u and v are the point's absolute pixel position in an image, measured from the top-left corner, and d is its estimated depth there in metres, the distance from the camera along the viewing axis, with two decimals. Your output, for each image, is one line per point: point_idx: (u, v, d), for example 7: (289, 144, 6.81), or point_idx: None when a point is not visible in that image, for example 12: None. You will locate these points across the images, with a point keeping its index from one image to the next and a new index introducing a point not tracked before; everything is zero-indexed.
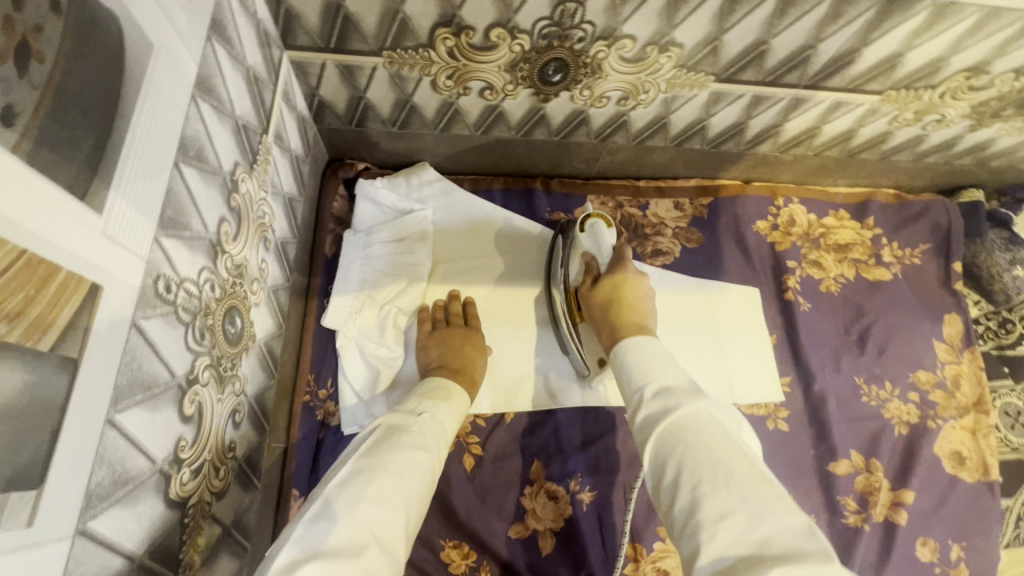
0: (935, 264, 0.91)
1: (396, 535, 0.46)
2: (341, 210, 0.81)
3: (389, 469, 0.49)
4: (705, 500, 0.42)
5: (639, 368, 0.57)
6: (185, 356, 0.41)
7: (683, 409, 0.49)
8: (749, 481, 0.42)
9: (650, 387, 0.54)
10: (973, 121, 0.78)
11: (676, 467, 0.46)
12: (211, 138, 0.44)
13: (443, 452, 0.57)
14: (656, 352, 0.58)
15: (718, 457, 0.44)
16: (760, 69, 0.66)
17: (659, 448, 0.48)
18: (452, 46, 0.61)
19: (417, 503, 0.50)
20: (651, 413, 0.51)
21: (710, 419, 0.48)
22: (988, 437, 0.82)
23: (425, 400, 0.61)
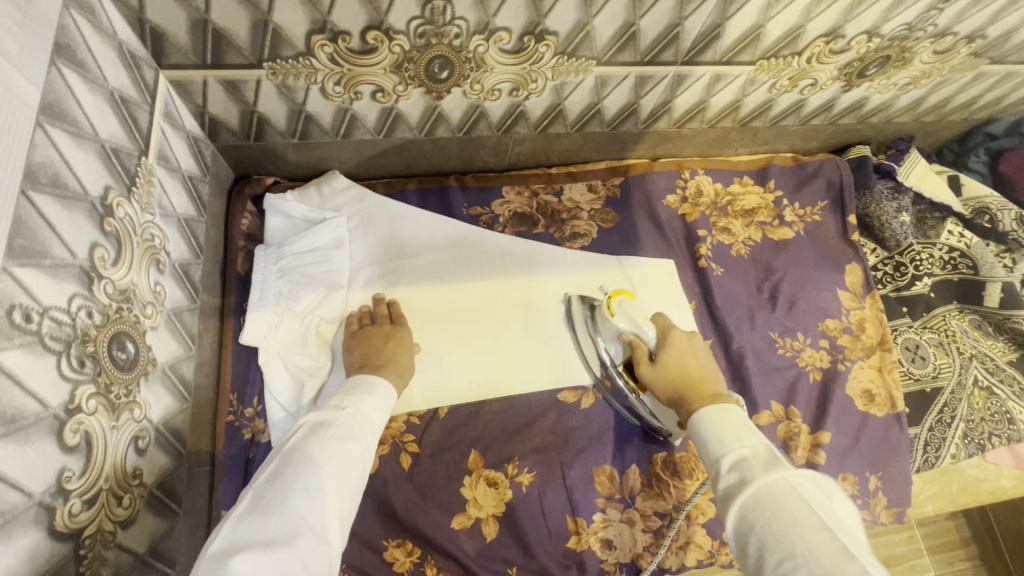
0: (833, 219, 0.97)
1: (330, 520, 0.49)
2: (251, 226, 0.80)
3: (317, 462, 0.51)
4: (789, 574, 0.44)
5: (720, 436, 0.56)
6: (60, 385, 0.40)
7: (760, 481, 0.50)
8: (836, 560, 0.43)
9: (727, 460, 0.54)
10: (843, 82, 0.84)
11: (758, 540, 0.47)
12: (69, 162, 0.44)
13: (373, 443, 0.59)
14: (738, 420, 0.58)
15: (798, 532, 0.45)
16: (636, 50, 0.69)
17: (742, 520, 0.49)
18: (332, 52, 0.62)
19: (350, 491, 0.53)
20: (731, 483, 0.52)
21: (791, 495, 0.48)
22: (893, 372, 0.88)
23: (349, 395, 0.61)
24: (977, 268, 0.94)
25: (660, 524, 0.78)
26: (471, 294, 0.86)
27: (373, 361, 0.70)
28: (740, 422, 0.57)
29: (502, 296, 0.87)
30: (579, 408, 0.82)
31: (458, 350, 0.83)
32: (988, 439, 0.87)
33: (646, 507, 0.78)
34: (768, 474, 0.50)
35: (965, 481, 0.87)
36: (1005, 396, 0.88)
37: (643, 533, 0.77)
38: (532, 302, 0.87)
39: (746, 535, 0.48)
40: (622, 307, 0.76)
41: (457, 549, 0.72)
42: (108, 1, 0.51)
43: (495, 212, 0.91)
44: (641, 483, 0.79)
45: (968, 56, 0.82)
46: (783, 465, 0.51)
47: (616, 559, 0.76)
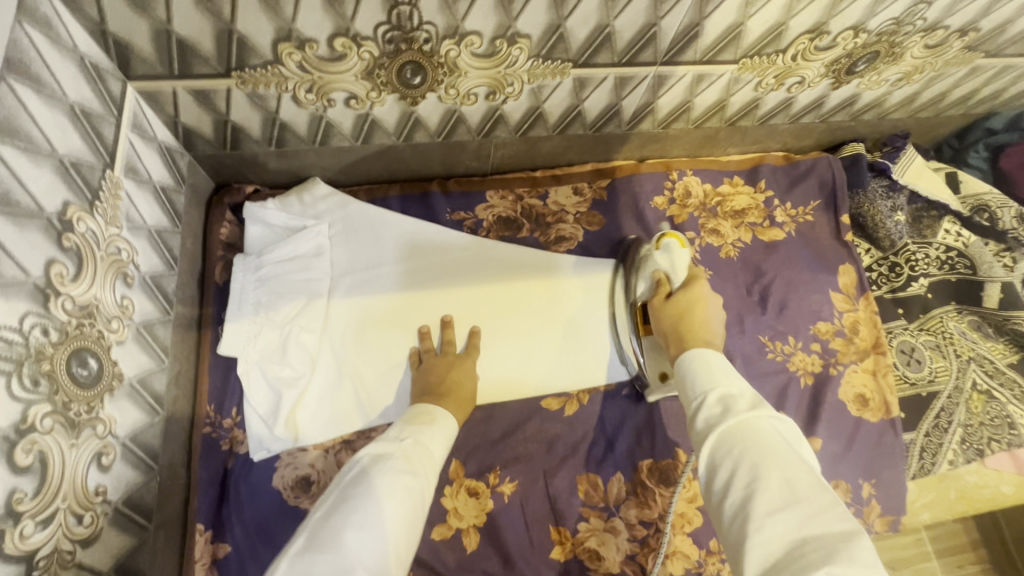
0: (826, 219, 0.95)
1: (384, 560, 0.47)
2: (231, 235, 0.79)
3: (372, 495, 0.50)
4: (761, 496, 0.44)
5: (705, 376, 0.57)
6: (9, 407, 0.40)
7: (740, 414, 0.51)
8: (806, 489, 0.44)
9: (712, 393, 0.54)
10: (832, 79, 0.81)
11: (731, 464, 0.47)
12: (21, 180, 0.44)
13: (433, 479, 0.57)
14: (720, 365, 0.58)
15: (776, 458, 0.46)
16: (613, 51, 0.68)
17: (718, 448, 0.49)
18: (300, 60, 0.61)
19: (408, 529, 0.51)
20: (713, 415, 0.52)
21: (770, 427, 0.49)
22: (887, 376, 0.86)
23: (410, 426, 0.61)
24: (976, 268, 0.91)
25: (646, 533, 0.76)
26: (460, 300, 0.85)
27: (433, 389, 0.72)
28: (724, 366, 0.58)
29: (506, 303, 0.86)
30: (562, 415, 0.81)
31: None
32: (987, 445, 0.84)
33: (631, 515, 0.76)
34: (753, 411, 0.51)
35: (963, 488, 0.84)
36: (1005, 400, 0.86)
37: (628, 542, 0.75)
38: (534, 298, 0.87)
39: (720, 463, 0.48)
40: (670, 248, 0.78)
41: (436, 560, 0.71)
42: (67, 14, 0.51)
43: (478, 217, 0.90)
44: (626, 492, 0.77)
45: (962, 49, 0.79)
46: (767, 405, 0.51)
47: (606, 568, 0.74)
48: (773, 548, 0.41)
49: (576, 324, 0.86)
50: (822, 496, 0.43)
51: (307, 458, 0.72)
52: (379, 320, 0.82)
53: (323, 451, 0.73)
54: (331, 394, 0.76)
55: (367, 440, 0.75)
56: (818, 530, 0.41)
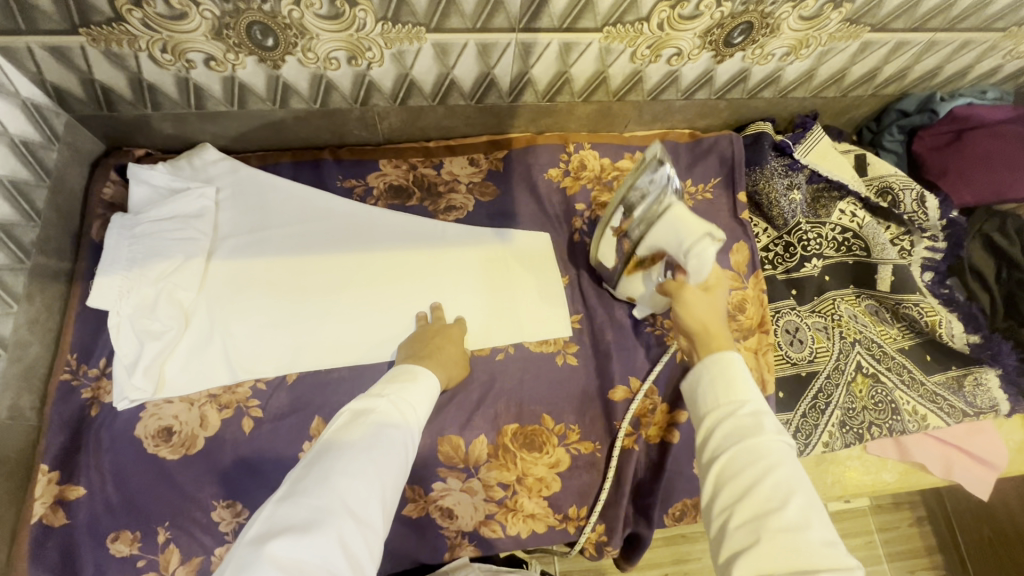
0: (725, 197, 0.93)
1: (370, 504, 0.49)
2: (114, 195, 0.82)
3: (355, 447, 0.51)
4: (773, 517, 0.44)
5: (723, 384, 0.53)
6: None
7: (762, 437, 0.49)
8: (818, 523, 0.44)
9: (735, 411, 0.51)
10: (711, 52, 0.80)
11: (747, 487, 0.47)
12: None
13: (415, 430, 0.58)
14: (738, 368, 0.54)
15: (791, 493, 0.45)
16: (462, 15, 0.69)
17: (732, 462, 0.49)
18: (142, 17, 0.64)
19: (393, 477, 0.52)
20: (739, 431, 0.50)
21: (785, 454, 0.48)
22: (767, 355, 0.83)
23: (390, 384, 0.61)
24: (869, 250, 0.89)
25: (503, 494, 0.75)
26: (344, 266, 0.86)
27: (417, 352, 0.74)
28: (742, 371, 0.54)
29: (394, 266, 0.87)
30: None
31: (334, 309, 0.83)
32: (867, 430, 0.82)
33: (489, 477, 0.76)
34: (779, 434, 0.49)
35: (842, 471, 0.83)
36: (891, 385, 0.84)
37: (484, 503, 0.75)
38: (494, 274, 0.88)
39: (734, 473, 0.48)
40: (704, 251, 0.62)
41: None
42: None
43: (369, 184, 0.90)
44: (487, 455, 0.77)
45: (842, 22, 0.78)
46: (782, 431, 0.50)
47: (459, 526, 0.75)
48: (775, 563, 0.42)
49: (478, 293, 0.86)
50: (828, 533, 0.43)
51: (170, 410, 0.74)
52: (260, 281, 0.83)
53: (186, 404, 0.74)
54: (200, 350, 0.78)
55: (232, 395, 0.76)
56: (824, 557, 0.42)
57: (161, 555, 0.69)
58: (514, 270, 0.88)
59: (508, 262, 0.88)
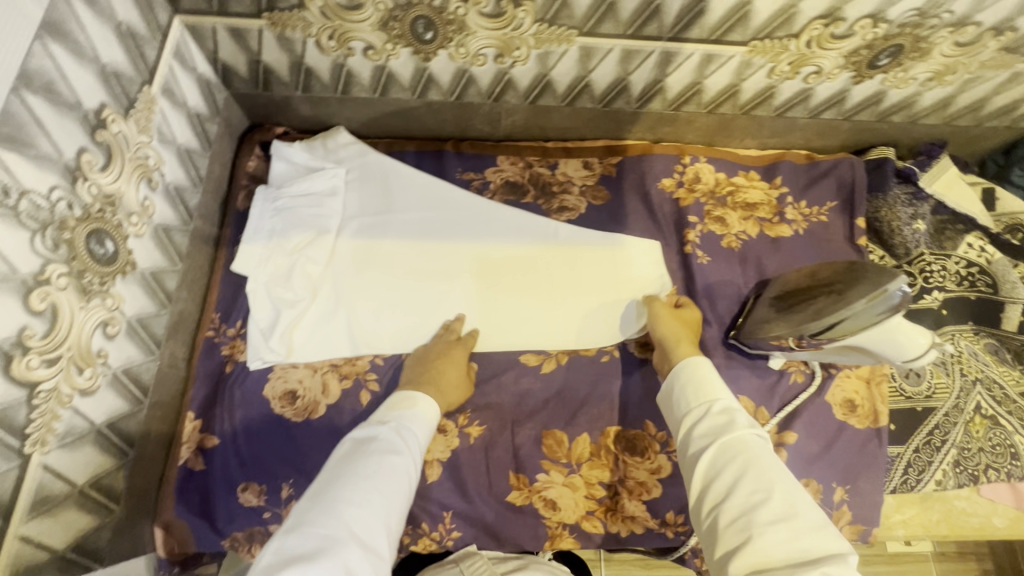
0: (841, 221, 0.92)
1: (375, 531, 0.51)
2: (257, 168, 0.87)
3: (361, 475, 0.55)
4: (760, 507, 0.51)
5: (698, 386, 0.64)
6: (30, 257, 0.48)
7: (739, 430, 0.57)
8: (804, 507, 0.51)
9: (714, 407, 0.61)
10: (852, 73, 0.79)
11: (734, 475, 0.54)
12: (67, 76, 0.51)
13: (417, 458, 0.62)
14: (709, 374, 0.65)
15: (771, 478, 0.53)
16: (617, 22, 0.70)
17: (718, 456, 0.56)
18: (322, 6, 0.68)
19: (396, 502, 0.56)
20: (718, 426, 0.59)
21: (758, 442, 0.57)
22: (881, 385, 0.83)
23: (393, 411, 0.66)
24: (997, 288, 0.86)
25: (605, 493, 0.77)
26: (462, 256, 0.89)
27: (418, 378, 0.74)
28: (713, 374, 0.65)
29: (508, 261, 0.89)
30: (539, 372, 0.82)
31: (457, 301, 0.86)
32: (983, 472, 0.79)
33: (591, 475, 0.77)
34: (747, 427, 0.58)
35: (949, 511, 0.80)
36: (1011, 429, 0.81)
37: (585, 499, 0.77)
38: (512, 278, 0.88)
39: (719, 472, 0.55)
40: (918, 348, 0.63)
41: None
42: None
43: (486, 179, 0.94)
44: (589, 453, 0.78)
45: (998, 51, 0.76)
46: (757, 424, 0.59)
47: (560, 518, 0.76)
48: (769, 557, 0.48)
49: (585, 295, 0.88)
50: (816, 517, 0.50)
51: (296, 375, 0.78)
52: (379, 263, 0.86)
53: (311, 370, 0.78)
54: (327, 321, 0.82)
55: (352, 366, 0.80)
56: (813, 543, 0.48)
57: (284, 510, 0.72)
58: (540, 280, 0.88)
59: (530, 272, 0.88)
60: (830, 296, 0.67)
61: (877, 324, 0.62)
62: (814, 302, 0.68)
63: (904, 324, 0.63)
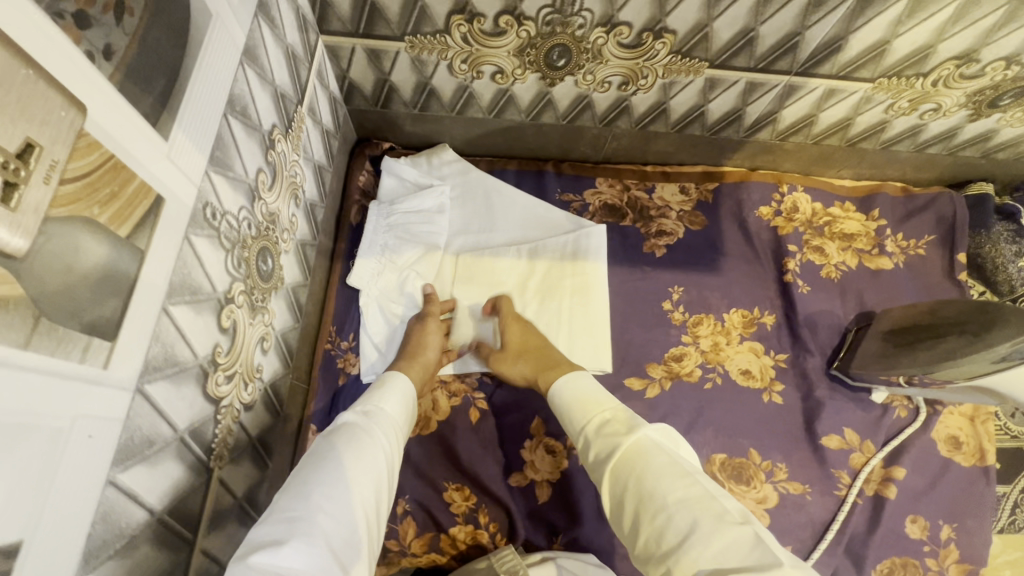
0: (939, 255, 0.92)
1: (349, 507, 0.49)
2: (367, 184, 0.90)
3: (330, 458, 0.52)
4: (665, 527, 0.47)
5: (579, 409, 0.60)
6: (224, 276, 0.49)
7: (623, 444, 0.54)
8: (705, 505, 0.47)
9: (591, 427, 0.58)
10: (970, 111, 0.80)
11: (634, 498, 0.50)
12: (254, 99, 0.53)
13: (393, 441, 0.59)
14: (592, 390, 0.61)
15: (664, 485, 0.49)
16: (751, 55, 0.71)
17: (616, 480, 0.53)
18: (466, 31, 0.69)
19: (371, 480, 0.53)
20: (601, 449, 0.55)
21: (649, 447, 0.52)
22: (986, 423, 0.82)
23: (365, 396, 0.63)
24: None
25: None
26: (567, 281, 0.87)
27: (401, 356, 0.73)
28: (594, 389, 0.62)
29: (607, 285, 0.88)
30: (644, 396, 0.83)
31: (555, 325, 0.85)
32: None
33: None
34: (630, 436, 0.54)
35: None
36: None
37: None
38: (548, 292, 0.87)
39: (621, 494, 0.52)
40: None
41: (511, 503, 0.75)
42: None
43: (585, 201, 0.94)
44: None
45: None
46: (641, 422, 0.55)
47: None
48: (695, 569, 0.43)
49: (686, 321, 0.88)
50: (715, 511, 0.46)
51: None
52: (465, 277, 0.86)
53: None
54: None
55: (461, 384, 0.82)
56: (724, 545, 0.43)
57: (400, 526, 0.74)
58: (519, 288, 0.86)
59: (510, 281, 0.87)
60: (965, 338, 0.68)
61: (1009, 372, 0.65)
62: (946, 342, 0.70)
63: None
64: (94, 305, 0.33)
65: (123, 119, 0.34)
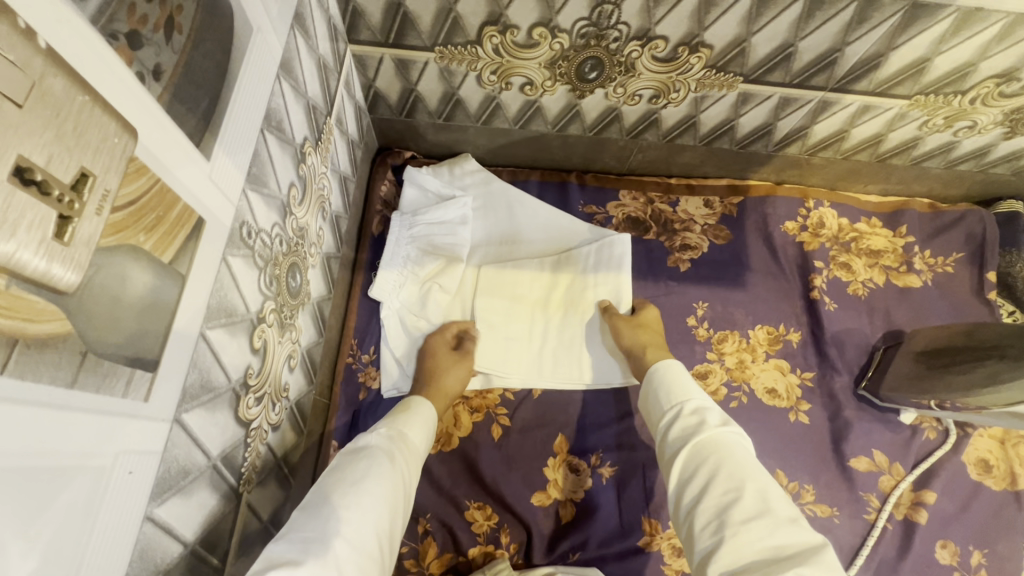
0: (967, 273, 0.91)
1: (366, 535, 0.47)
2: (388, 194, 0.88)
3: (349, 480, 0.50)
4: (733, 507, 0.48)
5: (671, 388, 0.61)
6: (257, 296, 0.47)
7: (710, 429, 0.55)
8: (777, 502, 0.48)
9: (683, 408, 0.59)
10: (1006, 129, 0.79)
11: (707, 476, 0.51)
12: (288, 112, 0.51)
13: (414, 468, 0.58)
14: (684, 376, 0.63)
15: (747, 475, 0.50)
16: (787, 71, 0.69)
17: (692, 458, 0.54)
18: (498, 43, 0.68)
19: (389, 507, 0.51)
20: (689, 426, 0.56)
21: (737, 441, 0.54)
22: (1017, 447, 0.81)
23: (386, 418, 0.62)
24: None
25: None
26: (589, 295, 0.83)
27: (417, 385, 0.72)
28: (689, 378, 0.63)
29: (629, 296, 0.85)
30: None
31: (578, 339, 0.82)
32: None
33: None
34: (720, 426, 0.55)
35: None
36: None
37: None
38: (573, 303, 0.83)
39: (691, 474, 0.53)
40: None
41: (533, 523, 0.74)
42: None
43: (609, 213, 0.93)
44: None
45: None
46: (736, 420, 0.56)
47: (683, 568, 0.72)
48: (750, 553, 0.45)
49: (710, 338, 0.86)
50: (787, 510, 0.48)
51: None
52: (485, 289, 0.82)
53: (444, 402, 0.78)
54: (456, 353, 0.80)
55: (483, 399, 0.80)
56: (791, 539, 0.45)
57: (421, 545, 0.72)
58: (547, 301, 0.83)
59: (534, 293, 0.83)
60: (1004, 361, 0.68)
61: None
62: (981, 364, 0.70)
63: None
64: (138, 335, 0.31)
65: (170, 140, 0.32)
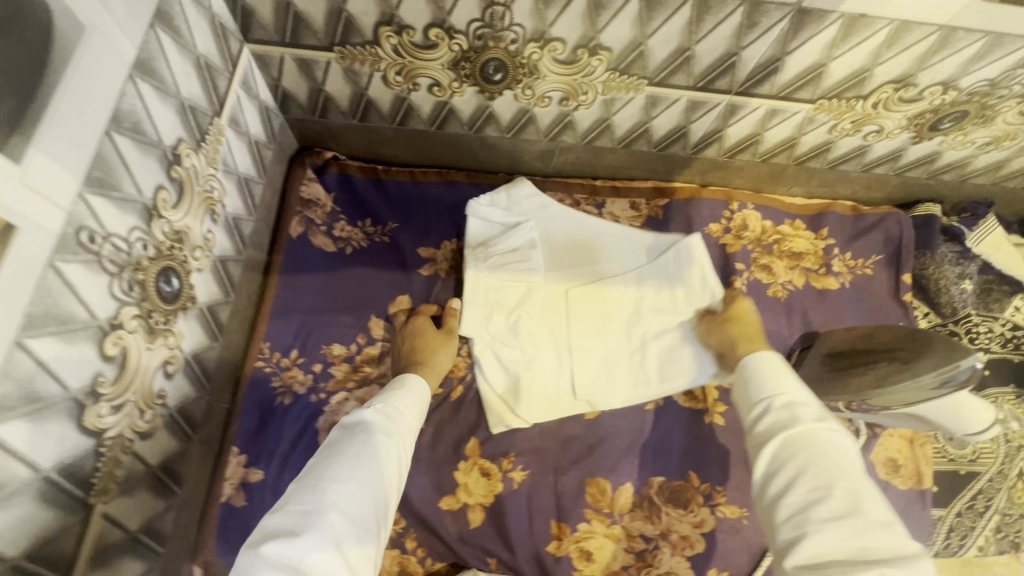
0: (885, 275, 0.92)
1: (362, 507, 0.48)
2: (308, 193, 0.85)
3: (345, 456, 0.51)
4: (818, 505, 0.46)
5: (771, 378, 0.58)
6: (108, 302, 0.46)
7: (807, 424, 0.52)
8: (870, 505, 0.45)
9: (778, 398, 0.56)
10: (913, 133, 0.80)
11: (795, 470, 0.49)
12: (150, 113, 0.50)
13: (409, 440, 0.58)
14: (787, 370, 0.59)
15: (835, 473, 0.47)
16: (689, 74, 0.70)
17: (782, 449, 0.51)
18: (396, 44, 0.67)
19: (388, 480, 0.52)
20: (780, 417, 0.54)
21: (832, 441, 0.51)
22: (925, 446, 0.82)
23: (380, 393, 0.62)
24: None
25: (644, 546, 0.74)
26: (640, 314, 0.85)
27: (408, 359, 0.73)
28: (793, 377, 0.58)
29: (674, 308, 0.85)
30: (584, 418, 0.81)
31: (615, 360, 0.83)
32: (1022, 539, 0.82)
33: (632, 527, 0.75)
34: (817, 422, 0.52)
35: None
36: None
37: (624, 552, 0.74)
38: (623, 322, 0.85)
39: (778, 466, 0.51)
40: (974, 412, 0.68)
41: (439, 527, 0.73)
42: None
43: None
44: (632, 502, 0.76)
45: None
46: (831, 418, 0.53)
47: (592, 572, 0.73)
48: (829, 553, 0.43)
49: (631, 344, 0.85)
50: (879, 515, 0.44)
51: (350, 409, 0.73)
52: (576, 313, 0.84)
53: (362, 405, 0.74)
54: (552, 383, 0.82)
55: None
56: (877, 543, 0.43)
57: None
58: (638, 318, 0.85)
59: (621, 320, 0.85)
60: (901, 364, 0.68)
61: (937, 399, 0.65)
62: (879, 366, 0.70)
63: (970, 403, 0.67)
64: None
65: None
